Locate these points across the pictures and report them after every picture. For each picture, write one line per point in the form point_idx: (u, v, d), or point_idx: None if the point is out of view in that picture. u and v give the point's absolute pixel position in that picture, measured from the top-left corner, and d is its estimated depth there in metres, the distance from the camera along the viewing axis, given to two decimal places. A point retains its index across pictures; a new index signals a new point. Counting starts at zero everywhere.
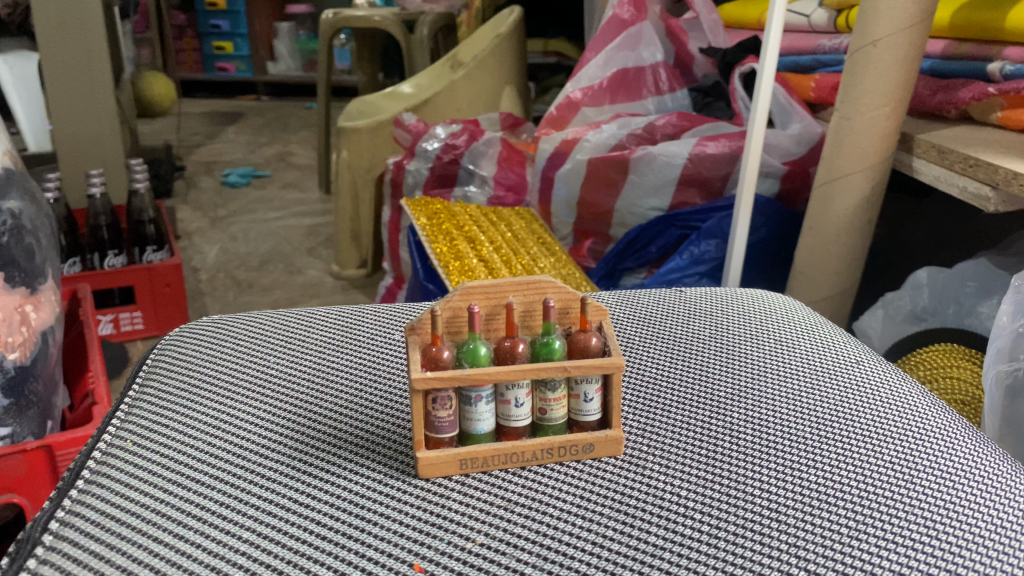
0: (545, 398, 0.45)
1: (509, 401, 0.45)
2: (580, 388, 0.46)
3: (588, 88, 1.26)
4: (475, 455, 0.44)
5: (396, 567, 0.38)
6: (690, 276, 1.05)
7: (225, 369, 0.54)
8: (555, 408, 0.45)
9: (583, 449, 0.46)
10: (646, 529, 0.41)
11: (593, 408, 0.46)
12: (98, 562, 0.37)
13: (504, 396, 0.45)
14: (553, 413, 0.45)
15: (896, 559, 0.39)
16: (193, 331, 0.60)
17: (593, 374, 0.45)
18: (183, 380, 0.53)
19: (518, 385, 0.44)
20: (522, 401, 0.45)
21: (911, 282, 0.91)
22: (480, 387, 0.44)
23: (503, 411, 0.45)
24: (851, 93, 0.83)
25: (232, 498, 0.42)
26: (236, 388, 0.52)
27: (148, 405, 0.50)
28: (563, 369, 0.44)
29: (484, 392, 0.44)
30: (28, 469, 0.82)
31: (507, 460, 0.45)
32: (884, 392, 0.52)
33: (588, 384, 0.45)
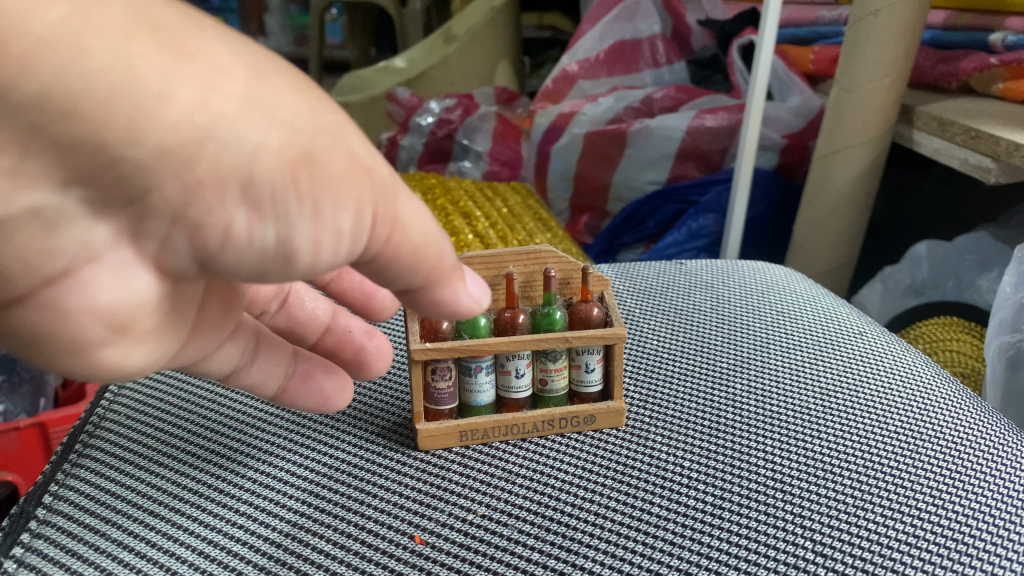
0: (546, 368, 0.45)
1: (510, 371, 0.44)
2: (582, 358, 0.45)
3: (584, 60, 1.25)
4: (475, 427, 0.44)
5: (397, 540, 0.37)
6: (687, 250, 1.06)
7: None
8: (556, 378, 0.45)
9: (585, 420, 0.45)
10: (649, 501, 0.40)
11: (595, 378, 0.45)
12: (92, 535, 0.36)
13: (505, 366, 0.44)
14: (554, 384, 0.45)
15: (904, 529, 0.38)
16: None
17: (596, 344, 0.45)
18: None
19: (519, 355, 0.44)
20: (523, 371, 0.44)
21: (911, 255, 0.90)
22: (481, 357, 0.43)
23: (503, 382, 0.45)
24: (851, 64, 0.82)
25: (230, 471, 0.41)
26: None
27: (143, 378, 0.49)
28: (565, 339, 0.43)
29: (484, 362, 0.43)
30: (23, 447, 0.81)
31: (508, 433, 0.44)
32: (889, 364, 0.52)
33: (590, 355, 0.45)
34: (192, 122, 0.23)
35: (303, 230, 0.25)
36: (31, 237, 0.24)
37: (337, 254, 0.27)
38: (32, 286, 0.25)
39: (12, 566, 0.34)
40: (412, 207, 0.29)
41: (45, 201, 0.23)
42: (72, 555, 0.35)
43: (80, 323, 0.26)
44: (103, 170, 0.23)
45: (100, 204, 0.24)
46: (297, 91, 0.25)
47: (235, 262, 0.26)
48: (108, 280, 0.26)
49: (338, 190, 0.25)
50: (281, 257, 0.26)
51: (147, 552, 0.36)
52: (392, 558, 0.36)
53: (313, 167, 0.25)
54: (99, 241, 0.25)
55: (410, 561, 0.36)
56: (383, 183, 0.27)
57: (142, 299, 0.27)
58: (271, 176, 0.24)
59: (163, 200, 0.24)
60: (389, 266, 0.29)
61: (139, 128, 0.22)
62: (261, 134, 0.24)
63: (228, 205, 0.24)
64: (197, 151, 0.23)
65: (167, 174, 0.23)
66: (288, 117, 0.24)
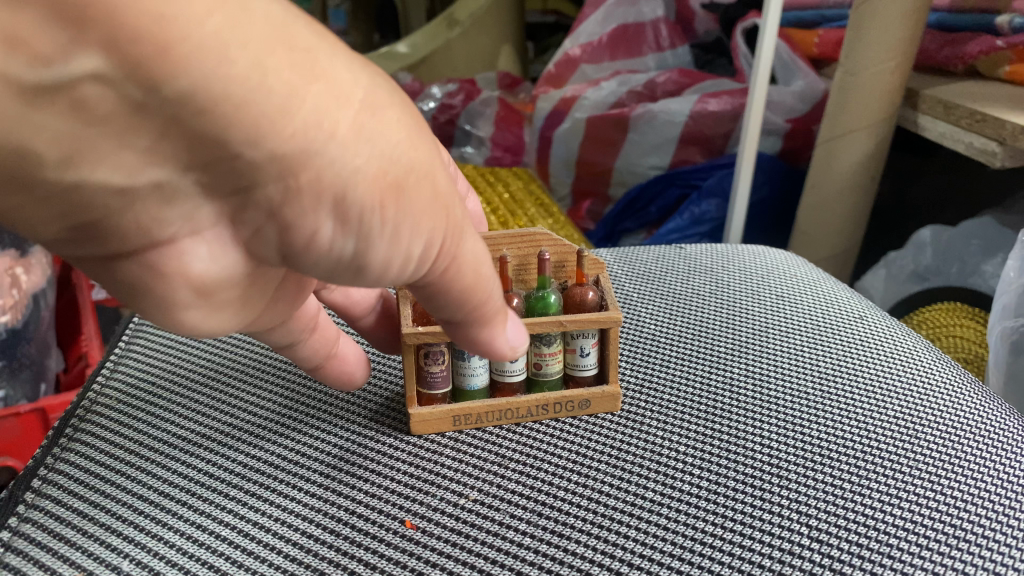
0: (541, 353, 0.44)
1: (503, 356, 0.44)
2: (576, 342, 0.44)
3: (587, 44, 1.24)
4: (469, 412, 0.43)
5: (387, 524, 0.37)
6: (689, 236, 1.04)
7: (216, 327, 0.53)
8: (551, 363, 0.44)
9: (579, 404, 0.45)
10: (643, 486, 0.40)
11: (590, 362, 0.45)
12: (80, 519, 0.36)
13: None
14: (548, 369, 0.44)
15: (901, 515, 0.38)
16: None
17: (591, 328, 0.44)
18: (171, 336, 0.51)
19: None
20: (517, 356, 0.44)
21: (915, 240, 0.90)
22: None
23: (497, 366, 0.44)
24: (854, 48, 0.80)
25: (220, 455, 0.41)
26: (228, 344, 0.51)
27: (136, 360, 0.49)
28: (560, 324, 0.42)
29: None
30: (23, 433, 0.81)
31: (501, 417, 0.44)
32: (889, 348, 0.51)
33: (585, 339, 0.44)
34: (304, 136, 0.22)
35: (378, 248, 0.26)
36: (145, 209, 0.23)
37: (400, 274, 0.28)
38: (137, 247, 0.24)
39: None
40: (475, 244, 0.30)
41: (167, 177, 0.22)
42: (60, 540, 0.35)
43: (170, 288, 0.26)
44: (218, 163, 0.22)
45: (209, 190, 0.23)
46: (404, 120, 0.25)
47: (310, 264, 0.26)
48: (204, 253, 0.25)
49: (418, 221, 0.26)
50: (353, 266, 0.27)
51: (135, 536, 0.35)
52: (382, 542, 0.36)
53: (400, 196, 0.25)
54: (203, 217, 0.24)
55: (401, 545, 0.36)
56: (456, 221, 0.28)
57: (230, 273, 0.27)
58: (363, 195, 0.24)
59: (265, 199, 0.24)
60: (436, 296, 0.31)
61: (258, 134, 0.22)
62: (365, 161, 0.24)
63: (320, 214, 0.24)
64: (306, 163, 0.23)
65: (272, 175, 0.23)
66: (389, 145, 0.24)
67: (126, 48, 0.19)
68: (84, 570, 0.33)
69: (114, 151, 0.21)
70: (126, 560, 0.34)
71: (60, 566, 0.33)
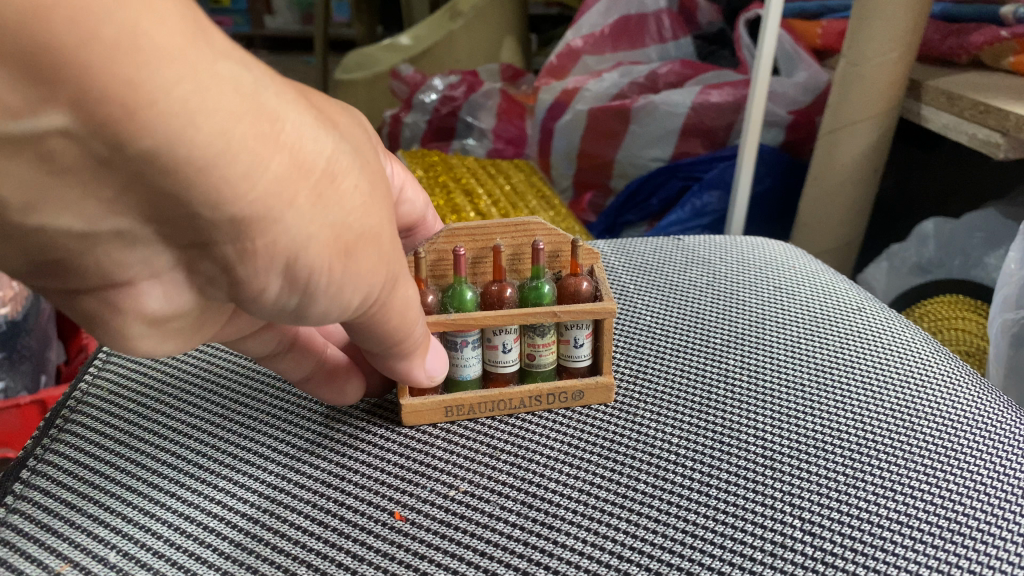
0: (534, 344, 0.44)
1: (497, 346, 0.43)
2: (570, 333, 0.44)
3: (589, 36, 1.22)
4: (462, 403, 0.43)
5: (377, 516, 0.36)
6: (691, 228, 1.03)
7: None
8: (544, 354, 0.44)
9: (573, 395, 0.44)
10: (635, 478, 0.39)
11: (584, 353, 0.44)
12: (68, 510, 0.36)
13: (492, 341, 0.43)
14: (541, 359, 0.44)
15: (895, 507, 0.37)
16: None
17: (584, 320, 0.43)
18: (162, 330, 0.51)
19: (507, 330, 0.43)
20: (510, 346, 0.43)
21: (918, 233, 0.89)
22: (467, 332, 0.42)
23: (490, 357, 0.44)
24: (857, 40, 0.79)
25: (210, 446, 0.41)
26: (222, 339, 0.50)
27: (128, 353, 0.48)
28: (553, 314, 0.42)
29: (470, 337, 0.42)
30: (23, 422, 0.81)
31: (494, 408, 0.44)
32: (887, 340, 0.50)
33: (579, 330, 0.43)
34: (261, 204, 0.23)
35: (319, 301, 0.28)
36: (104, 252, 0.24)
37: (336, 317, 0.30)
38: (94, 287, 0.26)
39: None
40: (405, 287, 0.33)
41: (127, 226, 0.23)
42: (47, 531, 0.34)
43: (124, 324, 0.27)
44: (179, 218, 0.23)
45: (167, 239, 0.24)
46: (359, 184, 0.27)
47: (255, 308, 0.28)
48: (158, 294, 0.27)
49: (359, 279, 0.29)
50: (294, 313, 0.29)
51: (123, 527, 0.35)
52: (371, 534, 0.35)
53: (347, 258, 0.27)
54: (160, 263, 0.25)
55: (390, 537, 0.35)
56: (394, 272, 0.31)
57: (183, 309, 0.28)
58: (312, 259, 0.26)
59: (220, 254, 0.25)
60: (368, 332, 0.34)
61: (220, 199, 0.23)
62: (318, 229, 0.25)
63: (270, 275, 0.26)
64: (264, 228, 0.24)
65: (230, 236, 0.24)
66: (341, 213, 0.26)
67: (93, 108, 0.19)
68: (71, 560, 0.33)
69: (75, 201, 0.22)
70: (114, 551, 0.34)
71: (46, 556, 0.33)
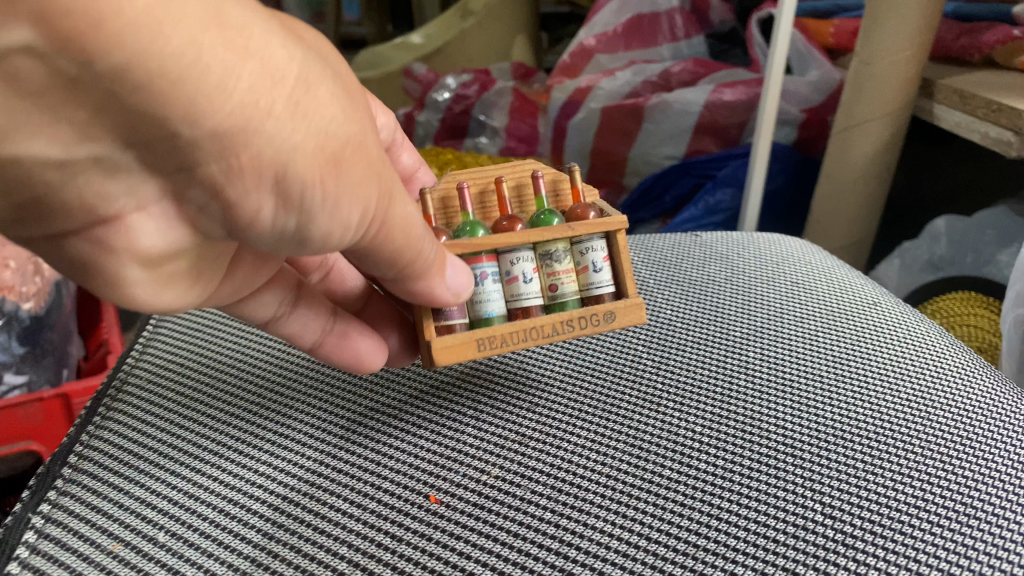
0: (554, 273, 0.45)
1: (517, 278, 0.45)
2: (587, 257, 0.45)
3: (602, 34, 1.24)
4: (492, 334, 0.43)
5: (413, 499, 0.38)
6: (704, 227, 1.04)
7: (233, 328, 0.54)
8: (565, 281, 0.45)
9: (605, 318, 0.45)
10: (661, 464, 0.41)
11: (604, 277, 0.45)
12: (116, 494, 0.38)
13: (511, 272, 0.45)
14: (563, 288, 0.45)
15: (913, 493, 0.39)
16: None
17: (595, 236, 0.45)
18: (188, 339, 0.52)
19: (523, 256, 0.44)
20: (530, 275, 0.45)
21: (930, 231, 0.90)
22: (482, 261, 0.44)
23: (511, 291, 0.45)
24: (871, 37, 0.80)
25: (247, 438, 0.42)
26: (247, 343, 0.52)
27: (156, 358, 0.50)
28: (567, 227, 0.44)
29: (489, 268, 0.44)
30: (45, 417, 0.81)
31: (526, 338, 0.44)
32: (902, 331, 0.52)
33: (595, 250, 0.45)
34: (240, 116, 0.23)
35: (318, 221, 0.29)
36: (88, 181, 0.24)
37: (339, 241, 0.31)
38: (81, 225, 0.26)
39: (39, 521, 0.36)
40: (405, 204, 0.33)
41: (105, 153, 0.23)
42: (97, 513, 0.37)
43: (117, 260, 0.28)
44: (158, 140, 0.23)
45: (147, 165, 0.24)
46: (338, 97, 0.26)
47: (254, 236, 0.29)
48: (150, 228, 0.27)
49: (353, 192, 0.29)
50: (294, 237, 0.30)
51: (170, 509, 0.37)
52: (408, 516, 0.37)
53: (338, 169, 0.27)
54: (146, 195, 0.26)
55: (426, 519, 0.37)
56: (387, 186, 0.31)
57: (173, 245, 0.29)
58: (302, 173, 0.26)
59: (206, 177, 0.25)
60: (375, 255, 0.35)
61: (195, 112, 0.22)
62: (301, 138, 0.25)
63: (260, 194, 0.26)
64: (244, 141, 0.24)
65: (213, 155, 0.24)
66: (325, 123, 0.26)
67: (58, 22, 0.19)
68: (122, 540, 0.35)
69: (48, 123, 0.22)
70: (161, 531, 0.36)
71: (99, 536, 0.35)
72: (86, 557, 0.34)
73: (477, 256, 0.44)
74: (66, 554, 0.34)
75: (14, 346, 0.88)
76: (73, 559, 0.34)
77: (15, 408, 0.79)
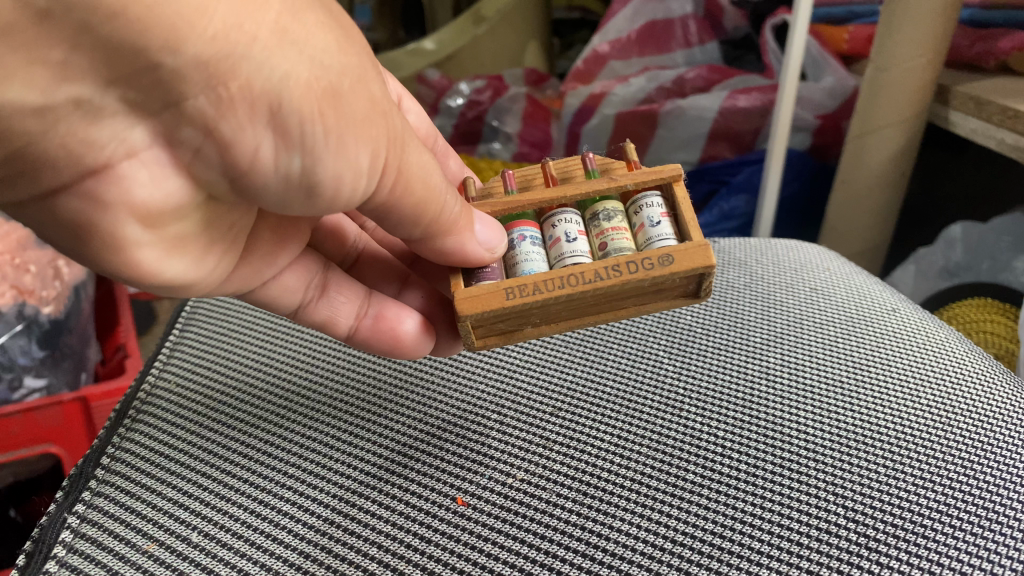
0: (602, 231, 0.44)
1: (560, 237, 0.44)
2: (643, 215, 0.44)
3: (615, 41, 1.24)
4: (523, 281, 0.41)
5: (440, 501, 0.40)
6: (719, 231, 1.06)
7: (255, 342, 0.55)
8: (615, 236, 0.43)
9: (661, 261, 0.41)
10: (683, 468, 0.42)
11: (659, 227, 0.43)
12: (149, 495, 0.40)
13: (555, 235, 0.44)
14: (614, 242, 0.43)
15: (936, 497, 0.39)
16: (217, 302, 0.60)
17: (653, 194, 0.45)
18: (209, 354, 0.53)
19: (567, 218, 0.45)
20: (573, 233, 0.44)
21: (945, 236, 0.90)
22: (524, 225, 0.45)
23: (556, 251, 0.43)
24: (885, 44, 0.79)
25: (273, 451, 0.43)
26: (268, 359, 0.53)
27: (179, 372, 0.51)
28: (611, 178, 0.44)
29: (527, 231, 0.45)
30: (65, 420, 0.81)
31: (564, 284, 0.41)
32: (922, 337, 0.52)
33: (652, 207, 0.44)
34: (224, 40, 0.25)
35: (324, 162, 0.31)
36: (72, 127, 0.27)
37: (353, 187, 0.33)
38: (74, 178, 0.29)
39: (76, 520, 0.38)
40: (416, 155, 0.35)
41: (86, 94, 0.25)
42: (132, 513, 0.39)
43: (113, 215, 0.31)
44: (141, 73, 0.25)
45: (130, 103, 0.27)
46: (330, 29, 0.29)
47: (261, 181, 0.31)
48: (144, 177, 0.30)
49: (359, 130, 0.31)
50: (303, 182, 0.32)
51: (202, 511, 0.39)
52: (435, 518, 0.39)
53: (337, 103, 0.29)
54: (136, 140, 0.28)
55: (454, 521, 0.38)
56: (396, 131, 0.33)
57: (170, 198, 0.31)
58: (298, 106, 0.28)
59: (196, 112, 0.27)
60: (397, 213, 0.37)
61: (173, 41, 0.24)
62: (295, 66, 0.27)
63: (257, 129, 0.28)
64: (232, 67, 0.26)
65: (199, 86, 0.26)
66: (318, 54, 0.28)
67: None
68: (157, 540, 0.37)
69: (24, 67, 0.24)
70: (195, 531, 0.38)
71: (134, 536, 0.38)
72: (122, 557, 0.36)
73: (519, 223, 0.45)
74: (103, 553, 0.36)
75: (35, 350, 0.87)
76: (110, 559, 0.36)
77: (34, 411, 0.79)
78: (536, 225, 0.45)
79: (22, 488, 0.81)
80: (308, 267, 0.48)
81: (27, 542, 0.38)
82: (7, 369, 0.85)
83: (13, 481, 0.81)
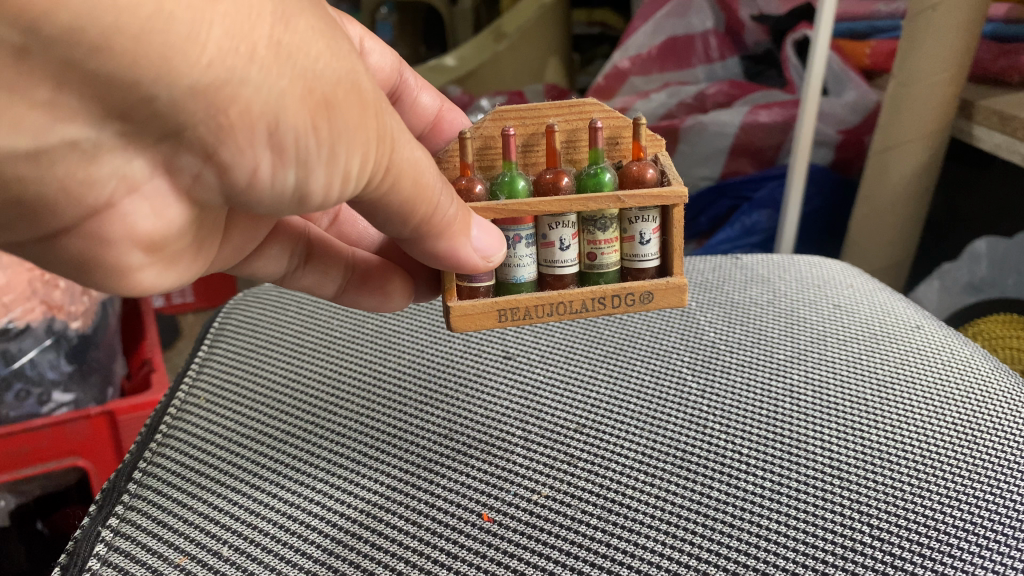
0: (596, 241, 0.46)
1: (554, 244, 0.46)
2: (636, 228, 0.46)
3: (637, 57, 1.24)
4: (516, 306, 0.46)
5: (466, 517, 0.40)
6: (740, 246, 1.04)
7: (280, 359, 0.56)
8: (606, 252, 0.46)
9: (642, 298, 0.47)
10: (708, 485, 0.42)
11: (650, 250, 0.46)
12: (179, 509, 0.41)
13: (549, 238, 0.46)
14: (603, 259, 0.47)
15: (964, 515, 0.39)
16: (243, 322, 0.61)
17: (647, 208, 0.45)
18: (235, 373, 0.54)
19: (564, 224, 0.45)
20: (568, 243, 0.46)
21: (969, 253, 0.90)
22: (519, 224, 0.45)
23: (548, 255, 0.46)
24: (910, 58, 0.79)
25: (299, 471, 0.44)
26: (293, 376, 0.54)
27: (206, 392, 0.52)
28: (617, 199, 0.43)
29: (524, 232, 0.45)
30: (92, 432, 0.81)
31: (553, 312, 0.46)
32: (948, 356, 0.51)
33: (645, 224, 0.45)
34: (220, 67, 0.25)
35: (317, 174, 0.31)
36: (69, 168, 0.27)
37: (343, 192, 0.32)
38: (77, 220, 0.30)
39: (109, 534, 0.39)
40: (411, 147, 0.34)
41: (82, 135, 0.26)
42: (163, 527, 0.40)
43: (119, 247, 0.31)
44: (137, 107, 0.25)
45: (127, 137, 0.27)
46: (322, 33, 0.28)
47: (258, 199, 0.31)
48: (145, 210, 0.30)
49: (351, 138, 0.30)
50: (297, 196, 0.32)
51: (231, 525, 0.40)
52: (461, 533, 0.39)
53: (331, 113, 0.29)
54: (136, 174, 0.29)
55: (478, 536, 0.39)
56: (387, 130, 0.32)
57: (171, 225, 0.32)
58: (293, 121, 0.28)
59: (196, 139, 0.27)
60: (386, 208, 0.36)
61: (165, 75, 0.25)
62: (289, 81, 0.27)
63: (256, 150, 0.28)
64: (232, 93, 0.26)
65: (199, 115, 0.26)
66: (310, 63, 0.27)
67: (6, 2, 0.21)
68: (188, 553, 0.38)
69: (23, 114, 0.24)
70: (225, 545, 0.38)
71: (165, 550, 0.38)
72: (152, 567, 0.37)
73: (515, 218, 0.45)
74: (134, 564, 0.37)
75: (64, 364, 0.88)
76: (141, 570, 0.37)
77: (63, 424, 0.79)
78: (531, 220, 0.46)
79: (50, 500, 0.82)
80: (291, 240, 0.49)
81: (62, 554, 0.39)
82: (36, 383, 0.86)
83: (40, 493, 0.81)
